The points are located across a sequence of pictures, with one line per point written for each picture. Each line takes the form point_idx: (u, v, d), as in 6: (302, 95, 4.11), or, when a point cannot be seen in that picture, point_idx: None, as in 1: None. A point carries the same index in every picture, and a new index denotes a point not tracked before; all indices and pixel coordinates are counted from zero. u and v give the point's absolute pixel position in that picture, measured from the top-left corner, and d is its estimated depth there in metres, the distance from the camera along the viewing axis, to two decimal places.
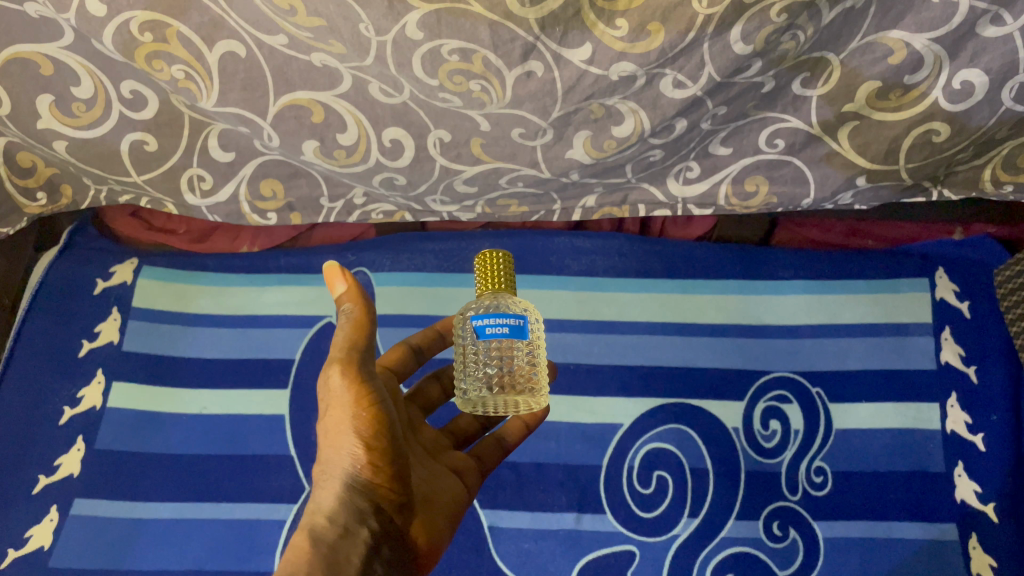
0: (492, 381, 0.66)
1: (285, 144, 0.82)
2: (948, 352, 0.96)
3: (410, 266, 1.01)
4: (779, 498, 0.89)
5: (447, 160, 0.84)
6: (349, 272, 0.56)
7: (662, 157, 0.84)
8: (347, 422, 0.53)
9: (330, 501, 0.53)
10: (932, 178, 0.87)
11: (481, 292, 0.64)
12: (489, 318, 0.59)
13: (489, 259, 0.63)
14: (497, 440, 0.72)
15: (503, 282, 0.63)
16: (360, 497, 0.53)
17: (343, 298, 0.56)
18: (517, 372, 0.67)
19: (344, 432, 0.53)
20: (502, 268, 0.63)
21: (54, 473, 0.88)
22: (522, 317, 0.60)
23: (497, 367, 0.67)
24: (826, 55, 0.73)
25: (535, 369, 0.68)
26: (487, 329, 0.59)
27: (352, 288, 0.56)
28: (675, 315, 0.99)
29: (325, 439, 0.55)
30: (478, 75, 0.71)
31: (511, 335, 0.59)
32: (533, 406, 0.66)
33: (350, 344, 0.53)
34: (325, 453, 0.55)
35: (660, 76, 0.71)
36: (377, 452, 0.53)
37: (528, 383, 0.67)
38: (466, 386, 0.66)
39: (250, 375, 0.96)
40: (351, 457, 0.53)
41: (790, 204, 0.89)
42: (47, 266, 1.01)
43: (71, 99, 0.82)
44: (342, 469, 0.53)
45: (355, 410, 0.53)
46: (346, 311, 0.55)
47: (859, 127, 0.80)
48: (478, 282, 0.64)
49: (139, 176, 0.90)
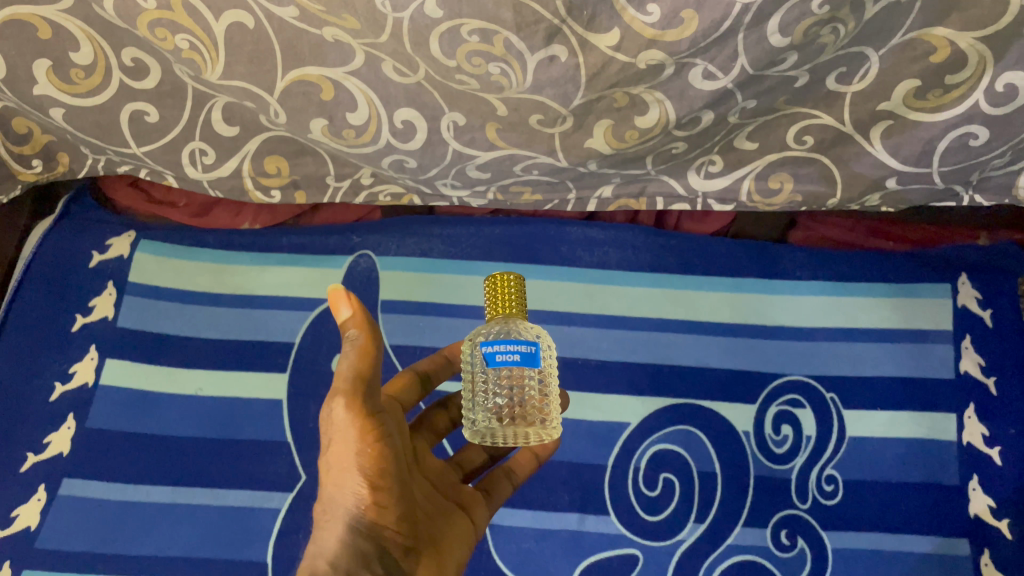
0: (501, 413, 0.64)
1: (292, 122, 0.78)
2: (968, 361, 0.94)
3: (416, 251, 0.98)
4: (787, 506, 0.87)
5: (460, 145, 0.80)
6: (354, 296, 0.55)
7: (685, 150, 0.80)
8: (351, 458, 0.52)
9: (333, 544, 0.52)
10: (965, 183, 0.83)
11: (491, 316, 0.62)
12: (500, 344, 0.57)
13: (501, 282, 0.61)
14: (506, 472, 0.73)
15: (514, 306, 0.61)
16: (364, 540, 0.52)
17: (348, 323, 0.54)
18: (528, 403, 0.66)
19: (347, 471, 0.52)
20: (514, 291, 0.61)
21: (43, 451, 0.86)
22: (534, 344, 0.58)
23: (506, 398, 0.65)
24: (865, 49, 0.69)
25: (547, 401, 0.67)
26: (497, 356, 0.56)
27: (357, 313, 0.54)
28: (688, 312, 0.96)
29: (327, 476, 0.54)
30: (498, 57, 0.67)
31: (522, 363, 0.57)
32: (544, 438, 0.64)
33: (356, 374, 0.52)
34: (327, 491, 0.54)
35: (690, 66, 0.68)
36: (382, 490, 0.53)
37: (539, 415, 0.65)
38: (475, 417, 0.65)
39: (247, 356, 0.92)
40: (355, 496, 0.52)
41: (814, 204, 0.85)
42: (42, 236, 0.98)
43: (70, 65, 0.78)
44: (345, 509, 0.52)
45: (360, 446, 0.52)
46: (352, 338, 0.53)
47: (893, 127, 0.76)
48: (488, 305, 0.62)
49: (139, 148, 0.87)
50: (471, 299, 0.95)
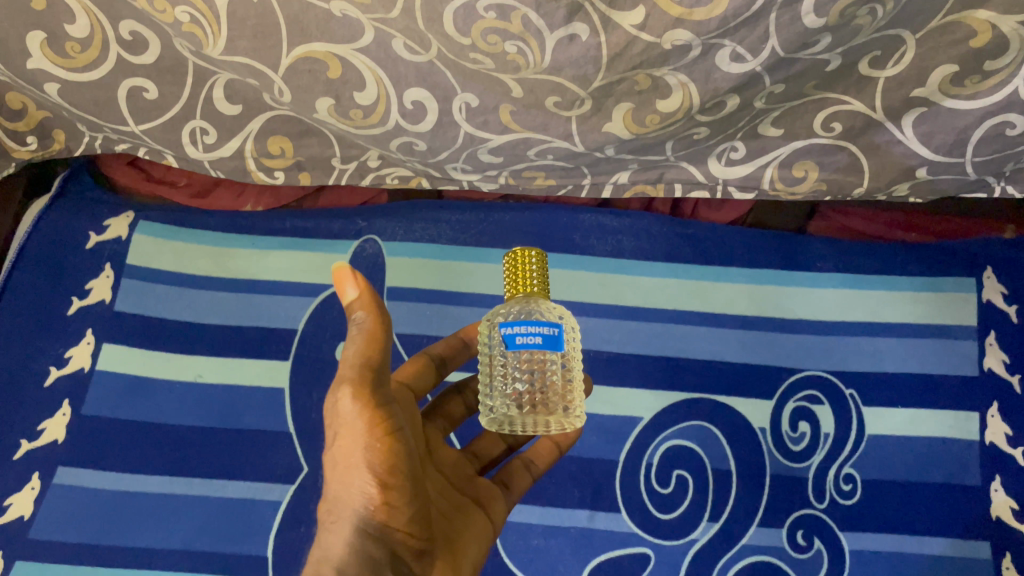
0: (521, 400, 0.62)
1: (297, 101, 0.75)
2: (992, 358, 0.91)
3: (424, 236, 0.94)
4: (804, 506, 0.84)
5: (472, 127, 0.77)
6: (360, 275, 0.51)
7: (707, 136, 0.77)
8: (359, 454, 0.49)
9: (339, 548, 0.49)
10: (998, 174, 0.80)
11: (511, 296, 0.60)
12: (520, 326, 0.55)
13: (520, 258, 0.59)
14: (525, 464, 0.70)
15: (535, 286, 0.59)
16: (373, 544, 0.50)
17: (354, 305, 0.51)
18: (550, 389, 0.63)
19: (355, 468, 0.49)
20: (535, 270, 0.59)
21: (37, 438, 0.83)
22: (556, 326, 0.56)
23: (527, 383, 0.63)
24: (902, 32, 0.66)
25: (570, 387, 0.64)
26: (516, 339, 0.54)
27: (365, 295, 0.51)
28: (705, 303, 0.92)
29: (334, 473, 0.51)
30: (515, 35, 0.64)
31: (544, 346, 0.55)
32: (565, 427, 0.62)
33: (363, 361, 0.49)
34: (334, 489, 0.51)
35: (717, 47, 0.64)
36: (393, 489, 0.50)
37: (561, 402, 0.63)
38: (493, 403, 0.62)
39: (248, 343, 0.89)
40: (363, 496, 0.49)
41: (839, 193, 0.82)
42: (38, 215, 0.95)
43: (66, 38, 0.75)
44: (353, 509, 0.50)
45: (369, 441, 0.49)
46: (359, 321, 0.50)
47: (926, 114, 0.74)
48: (507, 283, 0.60)
49: (137, 125, 0.83)
50: (480, 288, 0.92)
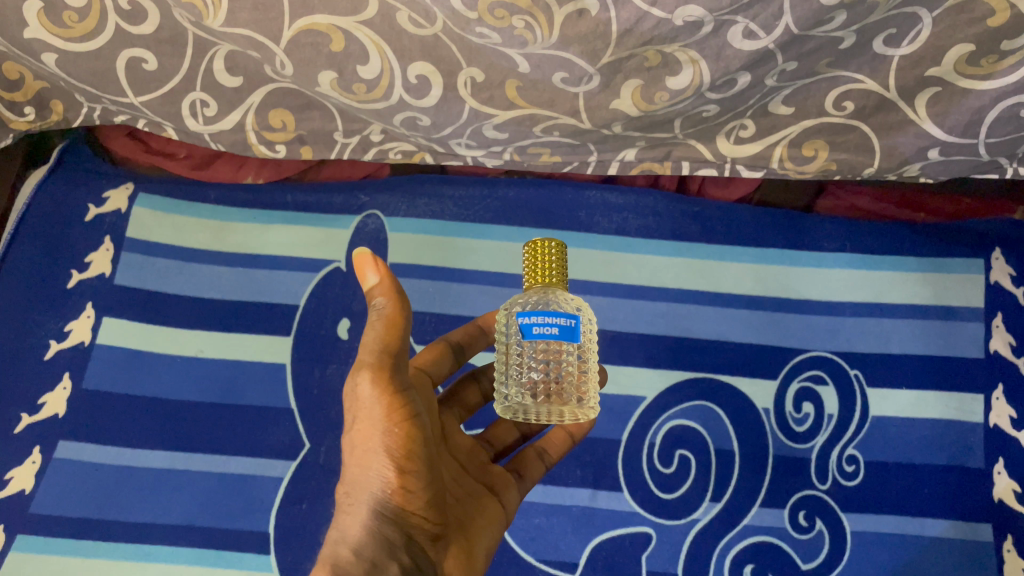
0: (536, 389, 0.61)
1: (299, 74, 0.73)
2: (999, 340, 0.90)
3: (427, 212, 0.93)
4: (806, 486, 0.84)
5: (477, 103, 0.75)
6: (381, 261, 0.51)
7: (716, 113, 0.75)
8: (376, 438, 0.49)
9: (356, 531, 0.49)
10: (1011, 155, 0.79)
11: (529, 285, 0.59)
12: (537, 316, 0.54)
13: (539, 249, 0.58)
14: (538, 454, 0.70)
15: (554, 277, 0.58)
16: (389, 526, 0.49)
17: (375, 291, 0.50)
18: (565, 378, 0.63)
19: (373, 451, 0.49)
20: (554, 259, 0.58)
21: (37, 413, 0.83)
22: (573, 317, 0.55)
23: (542, 373, 0.63)
24: (918, 10, 0.65)
25: (585, 378, 0.63)
26: (533, 329, 0.54)
27: (385, 281, 0.50)
28: (709, 283, 0.92)
29: (354, 456, 0.51)
30: (523, 9, 0.63)
31: (560, 337, 0.54)
32: (579, 417, 0.60)
33: (382, 347, 0.48)
34: (353, 471, 0.51)
35: (729, 24, 0.63)
36: (410, 474, 0.49)
37: (576, 393, 0.62)
38: (507, 391, 0.62)
39: (249, 318, 0.89)
40: (380, 480, 0.49)
41: (849, 173, 0.81)
42: (36, 186, 0.93)
43: (63, 8, 0.73)
44: (370, 492, 0.50)
45: (387, 426, 0.48)
46: (379, 306, 0.49)
47: (940, 95, 0.72)
48: (526, 273, 0.59)
49: (137, 97, 0.82)
50: (483, 265, 0.91)
